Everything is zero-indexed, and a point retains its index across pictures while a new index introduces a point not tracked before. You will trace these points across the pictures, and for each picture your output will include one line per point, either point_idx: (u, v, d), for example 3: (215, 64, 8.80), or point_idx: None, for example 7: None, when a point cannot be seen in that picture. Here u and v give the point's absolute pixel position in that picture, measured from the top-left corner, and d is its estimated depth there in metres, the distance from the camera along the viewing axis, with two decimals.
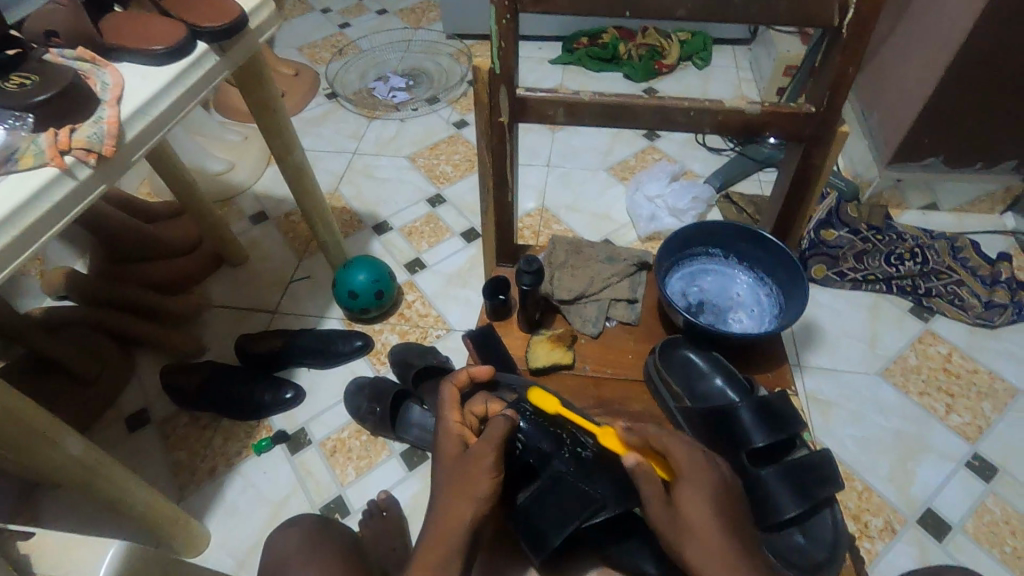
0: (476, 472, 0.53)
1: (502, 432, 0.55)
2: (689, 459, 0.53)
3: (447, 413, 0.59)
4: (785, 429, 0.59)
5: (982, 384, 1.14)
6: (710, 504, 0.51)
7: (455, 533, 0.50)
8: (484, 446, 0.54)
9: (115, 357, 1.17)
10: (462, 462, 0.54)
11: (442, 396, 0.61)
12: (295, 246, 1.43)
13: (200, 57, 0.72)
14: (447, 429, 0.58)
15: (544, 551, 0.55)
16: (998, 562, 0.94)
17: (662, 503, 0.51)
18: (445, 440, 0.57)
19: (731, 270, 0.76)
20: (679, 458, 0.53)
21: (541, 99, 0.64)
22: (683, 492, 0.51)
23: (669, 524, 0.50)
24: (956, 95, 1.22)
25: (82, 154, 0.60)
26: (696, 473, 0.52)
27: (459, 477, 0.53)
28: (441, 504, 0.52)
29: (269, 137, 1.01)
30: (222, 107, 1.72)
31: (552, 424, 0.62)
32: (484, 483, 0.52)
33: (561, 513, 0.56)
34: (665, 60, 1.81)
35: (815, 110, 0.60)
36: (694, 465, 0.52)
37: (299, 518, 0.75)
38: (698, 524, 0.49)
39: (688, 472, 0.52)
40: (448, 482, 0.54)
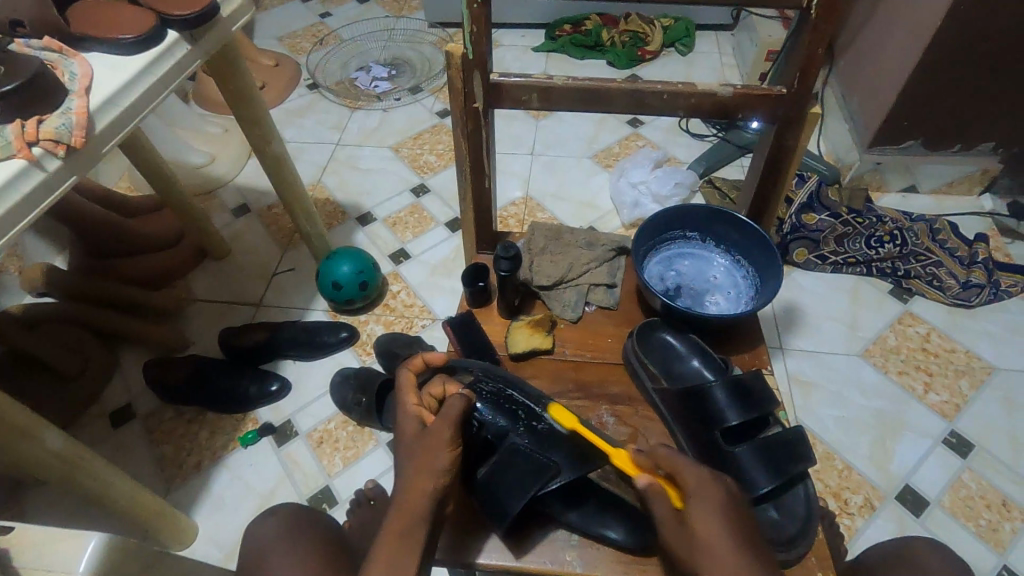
0: (436, 447, 0.54)
1: (458, 409, 0.56)
2: (696, 476, 0.52)
3: (404, 397, 0.59)
4: (759, 407, 0.60)
5: (960, 362, 1.16)
6: (721, 524, 0.49)
7: (416, 505, 0.52)
8: (441, 424, 0.55)
9: (98, 353, 1.17)
10: (423, 439, 0.55)
11: (398, 382, 0.60)
12: (278, 238, 1.42)
13: (171, 46, 0.71)
14: (406, 410, 0.58)
15: (504, 521, 0.56)
16: (973, 536, 0.96)
17: (676, 521, 0.50)
18: (403, 422, 0.57)
19: (708, 253, 0.77)
20: (688, 478, 0.51)
21: (515, 85, 0.64)
22: (693, 510, 0.50)
23: (681, 542, 0.49)
24: (934, 78, 1.23)
25: (50, 145, 0.60)
26: (704, 488, 0.51)
27: (420, 453, 0.54)
28: (405, 479, 0.54)
29: (246, 127, 0.99)
30: (201, 99, 1.70)
31: (505, 400, 0.63)
32: (444, 457, 0.54)
33: (520, 483, 0.57)
34: (649, 46, 1.81)
35: (787, 92, 0.61)
36: (699, 479, 0.51)
37: (280, 505, 0.74)
38: (716, 547, 0.48)
39: (696, 489, 0.51)
40: (411, 459, 0.54)
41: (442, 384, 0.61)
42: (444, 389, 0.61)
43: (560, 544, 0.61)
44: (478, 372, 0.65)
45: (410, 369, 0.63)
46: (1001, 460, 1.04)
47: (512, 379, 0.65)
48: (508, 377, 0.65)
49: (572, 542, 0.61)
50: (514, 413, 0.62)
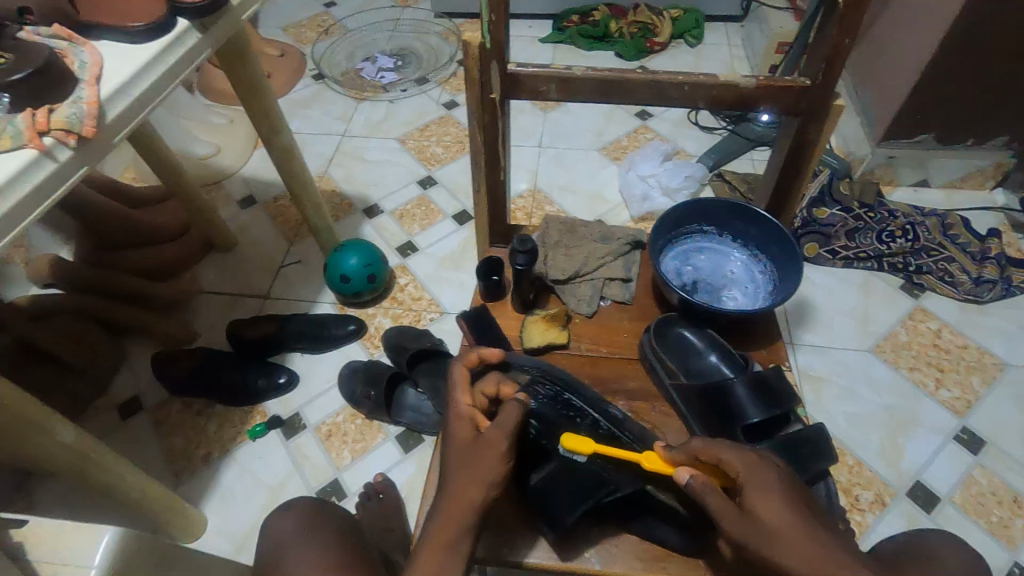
0: (488, 456, 0.52)
1: (515, 418, 0.54)
2: (743, 460, 0.51)
3: (458, 400, 0.57)
4: (782, 404, 0.59)
5: (972, 358, 1.15)
6: (782, 501, 0.48)
7: (464, 515, 0.51)
8: (497, 432, 0.53)
9: (106, 345, 1.16)
10: (474, 447, 0.53)
11: (453, 377, 0.59)
12: (285, 231, 1.41)
13: (181, 34, 0.70)
14: (460, 413, 0.57)
15: (557, 527, 0.57)
16: (984, 533, 0.96)
17: (734, 510, 0.48)
18: (456, 424, 0.56)
19: (726, 248, 0.76)
20: (731, 462, 0.51)
21: (531, 75, 0.63)
22: (752, 499, 0.48)
23: (747, 531, 0.47)
24: (949, 70, 1.21)
25: (61, 135, 0.59)
26: (754, 472, 0.50)
27: (471, 460, 0.53)
28: (452, 484, 0.52)
29: (255, 118, 0.98)
30: (206, 90, 1.68)
31: (562, 405, 0.62)
32: (497, 466, 0.52)
33: (575, 493, 0.58)
34: (658, 38, 1.79)
35: (810, 84, 0.59)
36: (748, 464, 0.50)
37: (294, 500, 0.74)
38: (779, 521, 0.46)
39: (746, 474, 0.50)
40: (460, 465, 0.53)
41: (497, 384, 0.58)
42: (499, 389, 0.59)
43: (576, 542, 0.60)
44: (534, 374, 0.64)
45: (466, 364, 0.61)
46: (1014, 457, 1.03)
47: (568, 383, 0.65)
48: (565, 381, 0.64)
49: (589, 538, 0.61)
50: (575, 422, 0.61)
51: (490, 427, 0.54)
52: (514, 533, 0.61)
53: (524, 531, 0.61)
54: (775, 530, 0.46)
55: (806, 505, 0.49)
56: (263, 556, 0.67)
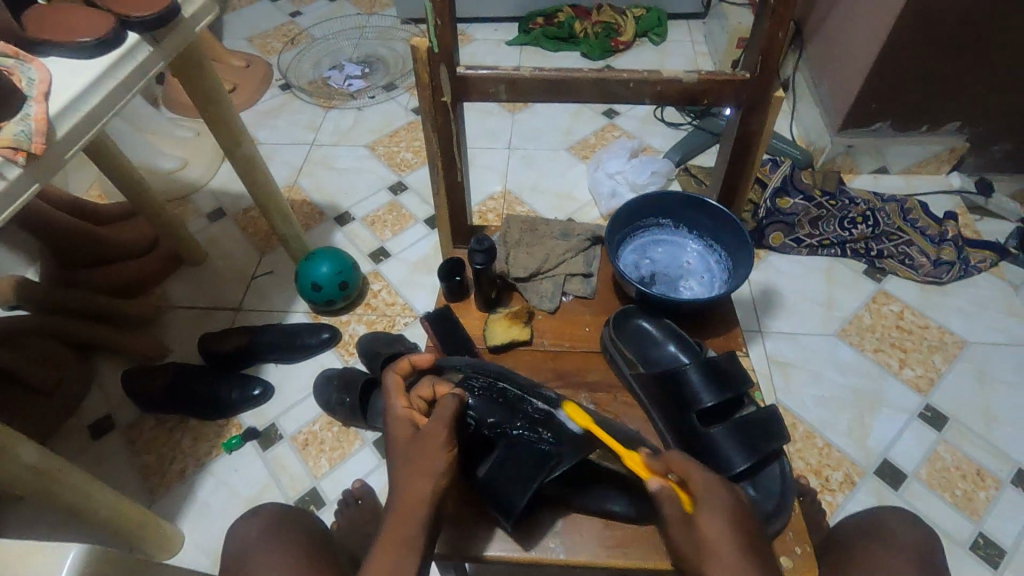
0: (429, 451, 0.54)
1: (450, 410, 0.56)
2: (706, 481, 0.53)
3: (393, 404, 0.58)
4: (733, 387, 0.61)
5: (933, 338, 1.18)
6: (730, 528, 0.50)
7: (413, 512, 0.51)
8: (435, 427, 0.55)
9: (73, 365, 1.15)
10: (415, 443, 0.55)
11: (386, 385, 0.61)
12: (255, 242, 1.41)
13: (132, 49, 0.70)
14: (395, 414, 0.58)
15: (511, 513, 0.57)
16: (949, 506, 0.99)
17: (682, 521, 0.51)
18: (393, 425, 0.57)
19: (682, 239, 0.77)
20: (697, 480, 0.53)
21: (482, 77, 0.64)
22: (702, 517, 0.50)
23: (692, 547, 0.50)
24: (900, 60, 1.25)
25: (9, 152, 0.59)
26: (712, 494, 0.52)
27: (412, 458, 0.54)
28: (400, 483, 0.53)
29: (216, 129, 0.98)
30: (171, 103, 1.67)
31: (498, 394, 0.62)
32: (440, 459, 0.54)
33: (522, 476, 0.57)
34: (622, 36, 1.81)
35: (750, 77, 0.61)
36: (709, 485, 0.52)
37: (261, 505, 0.74)
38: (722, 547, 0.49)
39: (704, 494, 0.52)
40: (403, 463, 0.54)
41: (431, 385, 0.60)
42: (433, 389, 0.61)
43: (542, 533, 0.61)
44: (468, 369, 0.65)
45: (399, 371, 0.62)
46: (976, 432, 1.06)
47: (502, 373, 0.65)
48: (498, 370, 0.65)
49: (557, 528, 0.62)
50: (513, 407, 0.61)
51: (427, 423, 0.56)
52: (486, 527, 0.61)
53: (491, 526, 0.62)
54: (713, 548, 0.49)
55: (751, 533, 0.51)
56: (233, 564, 0.67)
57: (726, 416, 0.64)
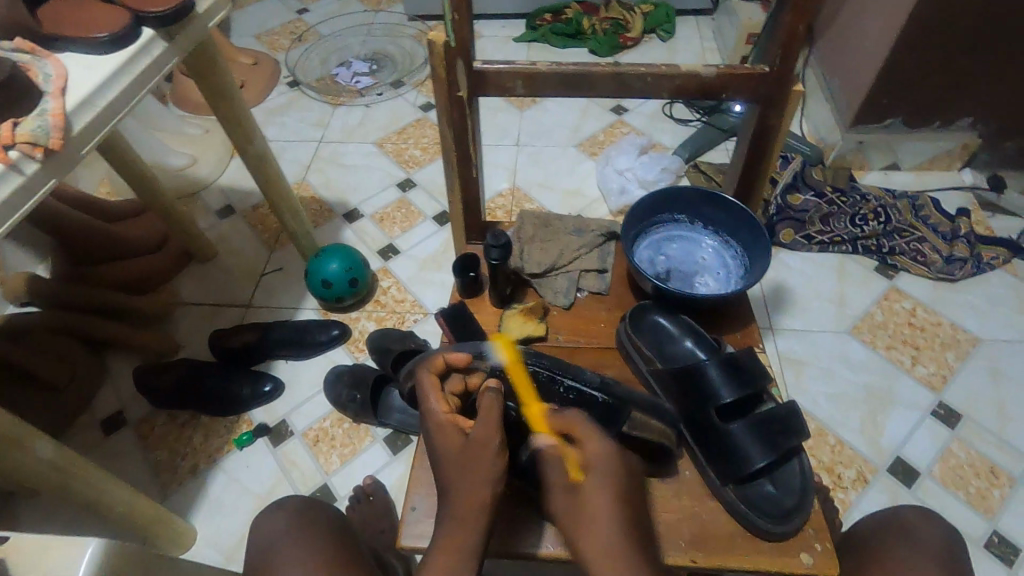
0: (484, 459, 0.53)
1: (498, 411, 0.54)
2: (604, 451, 0.53)
3: (435, 411, 0.56)
4: (753, 384, 0.61)
5: (946, 335, 1.18)
6: (609, 497, 0.51)
7: (475, 523, 0.51)
8: (486, 431, 0.53)
9: (85, 361, 1.15)
10: (467, 452, 0.54)
11: (423, 389, 0.58)
12: (264, 238, 1.41)
13: (147, 44, 0.70)
14: (440, 421, 0.56)
15: (555, 494, 0.60)
16: (963, 504, 0.98)
17: (565, 488, 0.52)
18: (440, 434, 0.55)
19: (697, 235, 0.77)
20: (592, 447, 0.53)
21: (498, 72, 0.64)
22: (584, 482, 0.52)
23: (566, 512, 0.52)
24: (913, 55, 1.24)
25: (27, 148, 0.59)
26: (598, 460, 0.52)
27: (467, 467, 0.53)
28: (456, 495, 0.53)
29: (228, 126, 0.98)
30: (179, 101, 1.67)
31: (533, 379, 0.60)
32: (495, 463, 0.53)
33: None
34: (630, 33, 1.80)
35: (769, 71, 0.61)
36: (600, 454, 0.53)
37: (286, 497, 0.75)
38: (594, 517, 0.50)
39: (593, 461, 0.52)
40: (458, 474, 0.53)
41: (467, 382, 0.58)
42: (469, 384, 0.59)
43: (560, 530, 0.62)
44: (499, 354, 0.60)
45: (433, 370, 0.59)
46: (990, 430, 1.06)
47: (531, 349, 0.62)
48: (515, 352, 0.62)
49: None
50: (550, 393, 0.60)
51: (477, 427, 0.54)
52: (509, 523, 0.62)
53: (509, 522, 0.62)
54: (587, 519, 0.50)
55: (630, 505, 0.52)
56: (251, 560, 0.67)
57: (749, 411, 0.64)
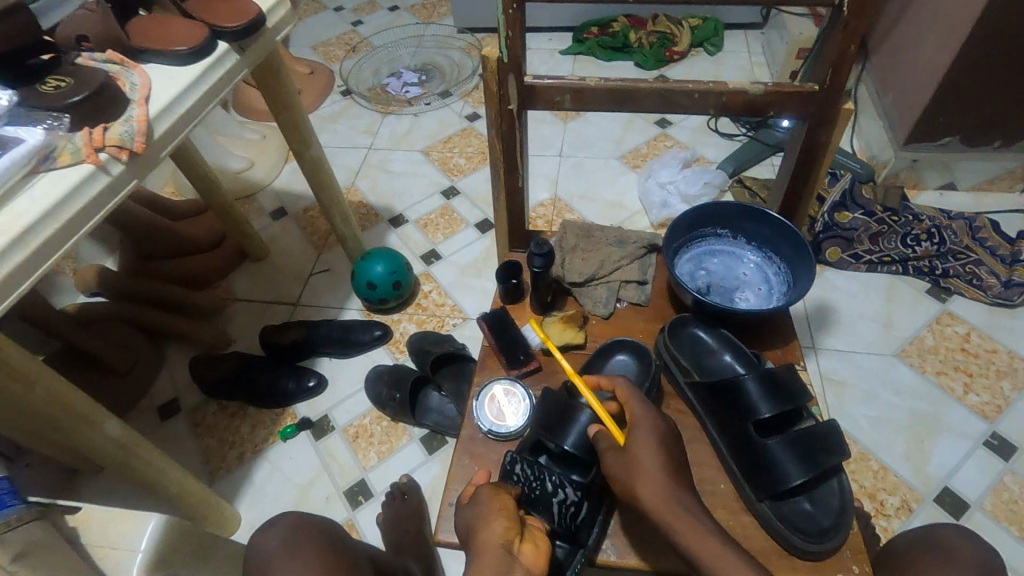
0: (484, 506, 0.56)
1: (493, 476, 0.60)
2: (641, 413, 0.59)
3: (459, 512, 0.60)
4: (792, 400, 0.59)
5: (1002, 363, 1.13)
6: (658, 452, 0.57)
7: (493, 555, 0.51)
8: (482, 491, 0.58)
9: (147, 350, 1.23)
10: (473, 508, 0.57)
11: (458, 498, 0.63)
12: (313, 240, 1.47)
13: (221, 56, 0.75)
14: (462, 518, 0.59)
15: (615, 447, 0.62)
16: (1017, 540, 0.94)
17: (616, 451, 0.58)
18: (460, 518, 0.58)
19: (740, 250, 0.76)
20: (635, 410, 0.60)
21: (548, 86, 0.65)
22: (634, 441, 0.57)
23: (621, 466, 0.57)
24: (973, 72, 1.20)
25: (114, 151, 0.64)
26: (645, 421, 0.59)
27: (476, 521, 0.55)
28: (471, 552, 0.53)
29: (286, 131, 1.03)
30: (241, 108, 1.76)
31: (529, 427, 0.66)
32: (497, 502, 0.56)
33: (566, 420, 0.63)
34: (677, 47, 1.81)
35: (819, 89, 0.60)
36: (644, 416, 0.59)
37: (278, 515, 0.74)
38: (648, 470, 0.56)
39: (638, 420, 0.59)
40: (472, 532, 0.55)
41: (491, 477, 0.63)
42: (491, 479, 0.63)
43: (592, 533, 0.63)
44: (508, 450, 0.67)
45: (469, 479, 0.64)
46: None
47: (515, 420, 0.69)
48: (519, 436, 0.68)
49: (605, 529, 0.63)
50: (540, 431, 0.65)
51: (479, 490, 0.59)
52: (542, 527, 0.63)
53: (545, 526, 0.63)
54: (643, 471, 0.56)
55: (678, 466, 0.57)
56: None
57: (787, 426, 0.63)
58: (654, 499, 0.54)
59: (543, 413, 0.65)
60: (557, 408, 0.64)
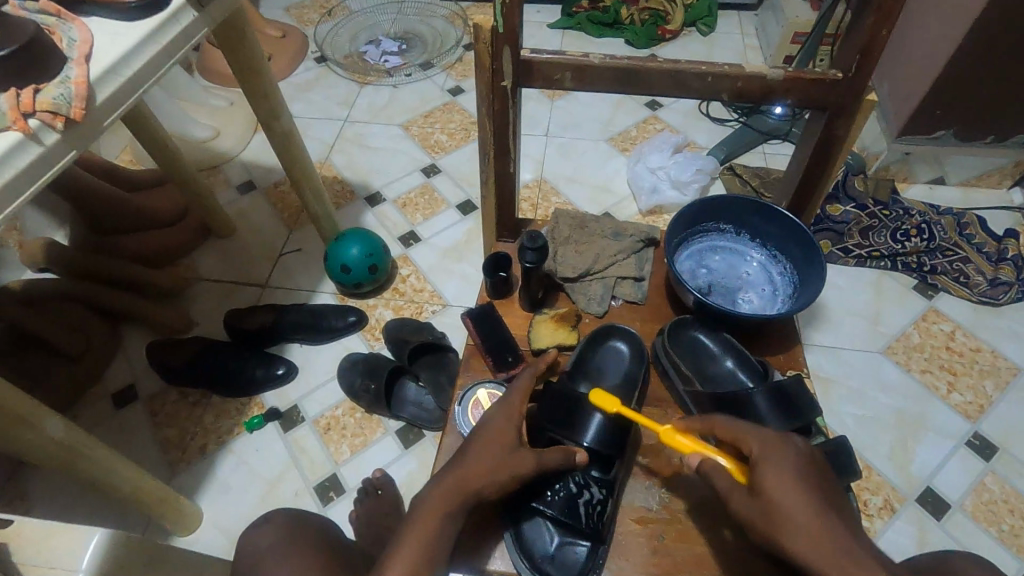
0: (476, 465, 0.53)
1: (507, 432, 0.55)
2: (761, 443, 0.52)
3: (525, 375, 0.59)
4: (802, 417, 0.56)
5: (985, 362, 1.13)
6: (797, 486, 0.49)
7: (428, 526, 0.50)
8: (485, 446, 0.54)
9: (100, 332, 1.14)
10: (474, 456, 0.53)
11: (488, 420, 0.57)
12: (284, 217, 1.38)
13: (176, 12, 0.67)
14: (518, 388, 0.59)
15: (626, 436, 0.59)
16: (995, 541, 0.94)
17: (745, 493, 0.50)
18: (468, 449, 0.54)
19: (744, 248, 0.72)
20: (750, 441, 0.52)
21: (547, 62, 0.59)
22: (766, 471, 0.50)
23: (757, 516, 0.49)
24: (973, 65, 1.17)
25: (47, 117, 0.55)
26: (770, 453, 0.51)
27: (458, 471, 0.52)
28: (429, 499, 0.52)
29: (253, 100, 0.94)
30: (206, 71, 1.64)
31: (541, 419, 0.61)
32: (474, 469, 0.52)
33: (577, 413, 0.59)
34: (669, 25, 1.74)
35: (843, 76, 0.56)
36: (765, 446, 0.51)
37: (276, 512, 0.69)
38: (792, 513, 0.47)
39: (760, 454, 0.51)
40: (454, 477, 0.52)
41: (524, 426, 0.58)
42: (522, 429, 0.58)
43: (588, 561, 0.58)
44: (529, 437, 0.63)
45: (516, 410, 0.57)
46: None
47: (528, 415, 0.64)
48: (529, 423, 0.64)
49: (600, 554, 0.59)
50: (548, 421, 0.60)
51: (484, 440, 0.54)
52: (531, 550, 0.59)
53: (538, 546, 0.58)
54: (787, 516, 0.47)
55: (827, 498, 0.49)
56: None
57: None
58: (809, 545, 0.46)
59: (551, 406, 0.60)
60: (564, 402, 0.60)
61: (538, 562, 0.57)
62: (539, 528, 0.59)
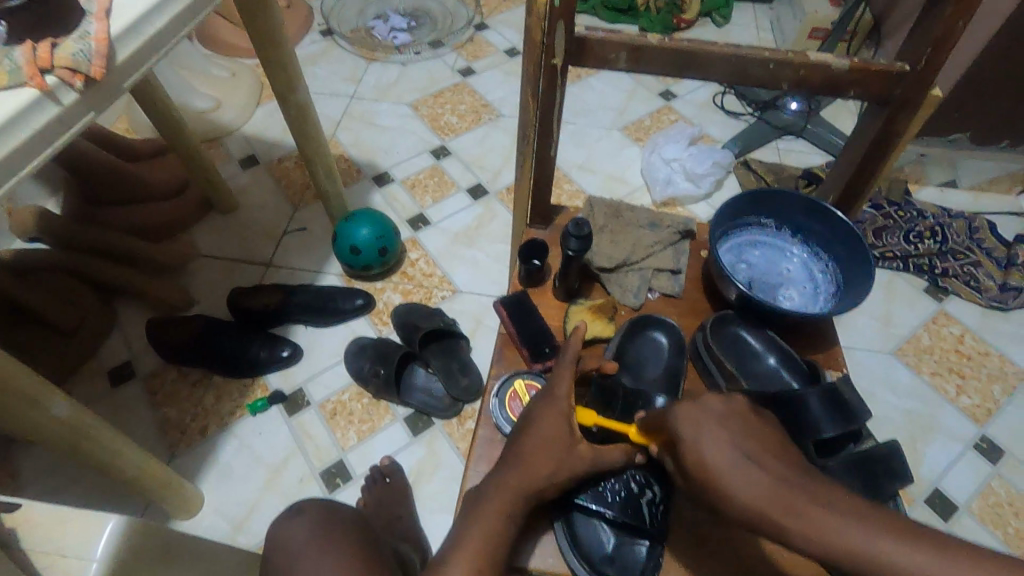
0: (536, 460, 0.52)
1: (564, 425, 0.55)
2: (681, 413, 0.51)
3: (566, 364, 0.58)
4: (854, 421, 0.58)
5: (993, 367, 1.13)
6: (717, 435, 0.47)
7: (496, 522, 0.50)
8: (547, 442, 0.53)
9: (94, 306, 1.09)
10: (533, 452, 0.53)
11: (541, 415, 0.55)
12: (288, 194, 1.34)
13: None
14: (559, 378, 0.58)
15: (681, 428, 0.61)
16: (1001, 543, 0.95)
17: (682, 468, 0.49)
18: (526, 445, 0.54)
19: (784, 244, 0.73)
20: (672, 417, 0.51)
21: (602, 40, 0.58)
22: (687, 440, 0.48)
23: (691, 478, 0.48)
24: (996, 67, 1.17)
25: (65, 74, 0.52)
26: (688, 418, 0.50)
27: (520, 467, 0.52)
28: (491, 495, 0.51)
29: (270, 70, 0.90)
30: (206, 39, 1.58)
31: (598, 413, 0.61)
32: (536, 465, 0.52)
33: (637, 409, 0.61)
34: (685, 14, 1.71)
35: (909, 70, 0.57)
36: (682, 414, 0.50)
37: (305, 504, 0.67)
38: (713, 464, 0.45)
39: (679, 424, 0.50)
40: (516, 473, 0.52)
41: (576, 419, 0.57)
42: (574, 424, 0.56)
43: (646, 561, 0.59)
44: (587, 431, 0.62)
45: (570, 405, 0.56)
46: None
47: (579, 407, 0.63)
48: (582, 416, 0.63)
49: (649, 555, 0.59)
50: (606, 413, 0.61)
51: (541, 436, 0.54)
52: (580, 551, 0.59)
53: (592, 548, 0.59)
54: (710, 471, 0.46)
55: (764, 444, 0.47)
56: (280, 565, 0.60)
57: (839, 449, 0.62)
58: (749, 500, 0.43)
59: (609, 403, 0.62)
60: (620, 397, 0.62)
61: (598, 563, 0.58)
62: (595, 529, 0.60)
